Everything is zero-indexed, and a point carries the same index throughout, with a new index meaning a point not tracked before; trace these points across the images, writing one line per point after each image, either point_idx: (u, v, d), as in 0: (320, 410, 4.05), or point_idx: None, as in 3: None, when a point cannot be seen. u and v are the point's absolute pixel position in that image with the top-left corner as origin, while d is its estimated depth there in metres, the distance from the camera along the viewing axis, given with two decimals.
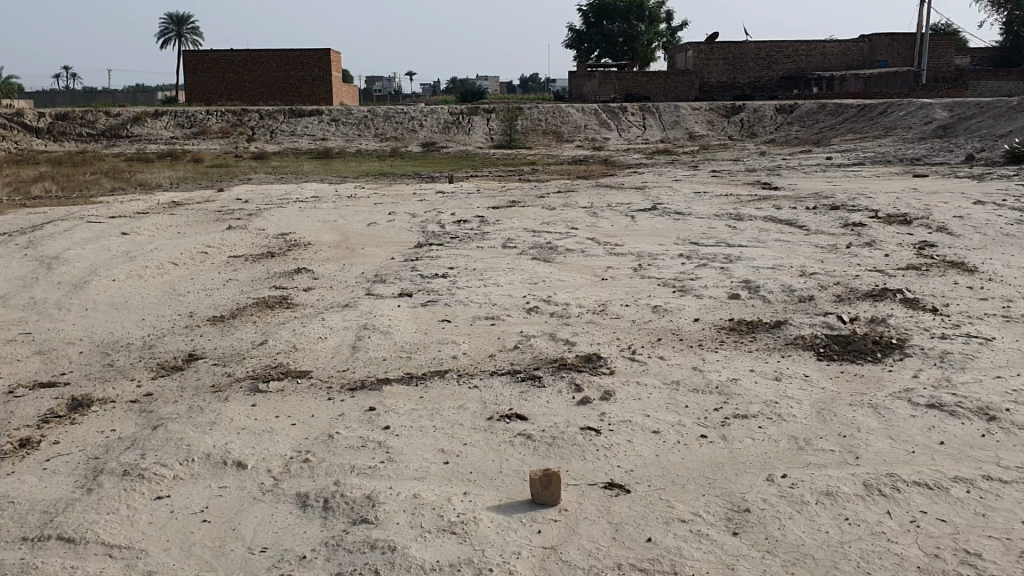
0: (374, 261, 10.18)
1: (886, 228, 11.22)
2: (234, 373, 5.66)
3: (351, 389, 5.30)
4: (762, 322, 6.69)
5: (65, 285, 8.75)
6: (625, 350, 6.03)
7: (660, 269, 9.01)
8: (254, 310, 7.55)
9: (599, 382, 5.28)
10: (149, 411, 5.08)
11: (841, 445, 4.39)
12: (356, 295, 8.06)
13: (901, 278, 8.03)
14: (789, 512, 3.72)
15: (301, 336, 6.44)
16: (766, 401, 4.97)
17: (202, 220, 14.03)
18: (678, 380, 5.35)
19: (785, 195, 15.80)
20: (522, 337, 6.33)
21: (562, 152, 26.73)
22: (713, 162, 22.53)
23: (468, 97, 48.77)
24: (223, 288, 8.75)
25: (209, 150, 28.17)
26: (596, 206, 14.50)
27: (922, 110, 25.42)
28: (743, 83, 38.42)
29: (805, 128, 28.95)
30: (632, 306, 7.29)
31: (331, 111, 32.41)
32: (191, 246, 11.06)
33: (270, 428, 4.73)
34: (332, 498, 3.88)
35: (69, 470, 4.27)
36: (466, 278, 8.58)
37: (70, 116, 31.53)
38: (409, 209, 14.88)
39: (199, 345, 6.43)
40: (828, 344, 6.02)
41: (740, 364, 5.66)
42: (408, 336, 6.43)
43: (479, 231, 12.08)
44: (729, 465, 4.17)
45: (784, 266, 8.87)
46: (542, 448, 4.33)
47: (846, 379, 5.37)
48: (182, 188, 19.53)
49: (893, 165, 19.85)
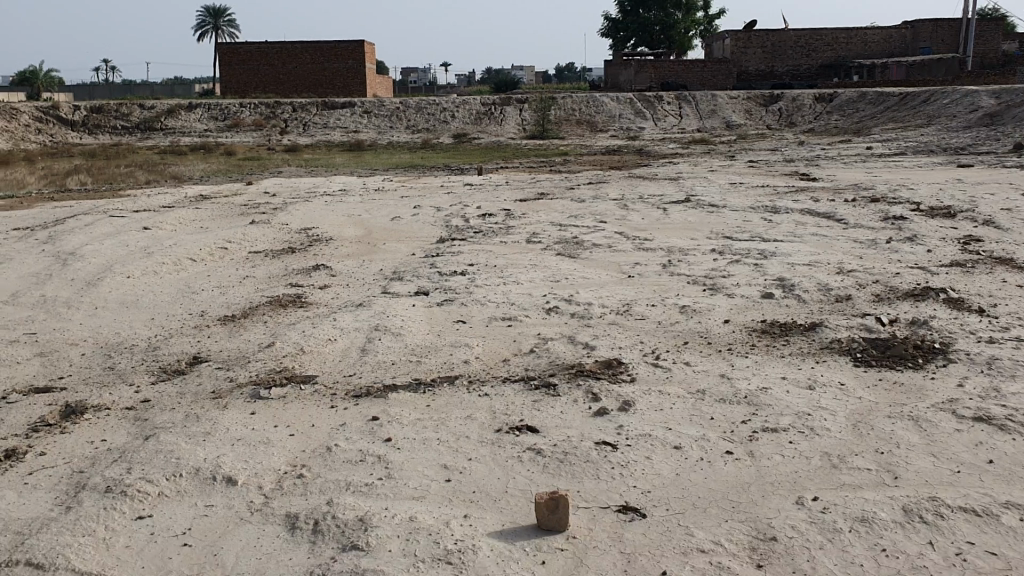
0: (394, 257, 9.95)
1: (930, 221, 10.77)
2: (236, 378, 5.41)
3: (355, 396, 5.02)
4: (796, 323, 6.33)
5: (80, 282, 8.60)
6: (648, 354, 5.70)
7: (690, 266, 8.66)
8: (266, 308, 7.32)
9: (619, 391, 4.96)
10: (143, 419, 4.84)
11: (879, 463, 4.02)
12: (372, 294, 7.79)
13: (945, 276, 7.61)
14: (820, 540, 3.37)
15: (310, 337, 6.18)
16: (798, 413, 4.62)
17: (227, 213, 13.89)
18: (704, 389, 5.01)
19: (823, 187, 15.34)
20: (540, 340, 6.02)
21: (596, 142, 26.34)
22: (748, 153, 22.02)
23: (502, 87, 48.46)
24: (238, 285, 8.54)
25: (241, 142, 28.13)
26: (626, 198, 14.17)
27: (967, 98, 24.67)
28: (781, 71, 37.68)
29: (845, 118, 28.30)
30: (658, 306, 6.96)
31: (363, 102, 32.28)
32: (212, 241, 10.88)
33: (266, 438, 4.46)
34: (323, 520, 3.59)
35: (51, 485, 4.05)
36: (487, 275, 8.31)
37: (105, 109, 31.68)
38: (436, 203, 14.62)
39: (205, 347, 6.20)
40: (865, 348, 5.66)
41: (771, 371, 5.31)
42: (421, 339, 6.14)
43: (504, 225, 11.79)
44: (755, 486, 3.83)
45: (820, 262, 8.50)
46: (552, 465, 4.03)
47: (885, 388, 5.00)
48: (210, 181, 19.43)
49: (936, 155, 19.25)
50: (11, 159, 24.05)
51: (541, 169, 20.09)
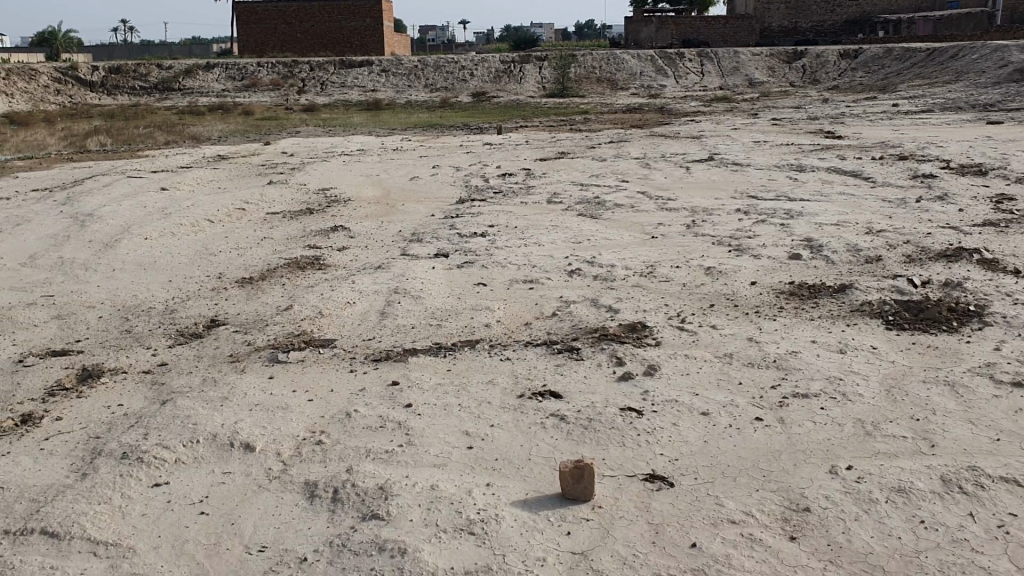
0: (414, 218, 9.83)
1: (960, 180, 10.54)
2: (254, 342, 5.32)
3: (375, 360, 4.93)
4: (825, 285, 6.16)
5: (97, 244, 8.51)
6: (673, 317, 5.57)
7: (716, 225, 8.49)
8: (284, 271, 7.22)
9: (644, 355, 4.84)
10: (160, 383, 4.77)
11: (914, 431, 3.90)
12: (391, 256, 7.67)
13: (978, 235, 7.41)
14: (855, 512, 3.26)
15: (328, 300, 6.09)
16: (829, 378, 4.49)
17: (245, 173, 13.79)
18: (731, 353, 4.88)
19: (849, 145, 15.06)
20: (562, 303, 5.90)
21: (616, 101, 25.99)
22: (772, 111, 21.65)
23: (521, 45, 47.92)
24: (256, 246, 8.45)
25: (259, 102, 27.94)
26: (649, 157, 13.97)
27: (997, 53, 24.14)
28: (805, 28, 37.08)
29: (870, 74, 27.80)
30: (682, 268, 6.80)
31: (381, 61, 31.97)
32: (229, 202, 10.78)
33: (284, 403, 4.38)
34: (342, 488, 3.51)
35: (67, 452, 3.99)
36: (507, 236, 8.18)
37: (123, 69, 31.56)
38: (455, 162, 14.46)
39: (222, 310, 6.11)
40: (898, 311, 5.50)
41: (800, 335, 5.17)
42: (441, 303, 6.03)
43: (525, 185, 11.65)
44: (786, 455, 3.72)
45: (848, 221, 8.31)
46: (576, 432, 3.92)
47: (919, 352, 4.85)
48: (229, 141, 19.32)
49: (965, 111, 18.85)
50: (31, 120, 24.00)
51: (561, 128, 19.84)
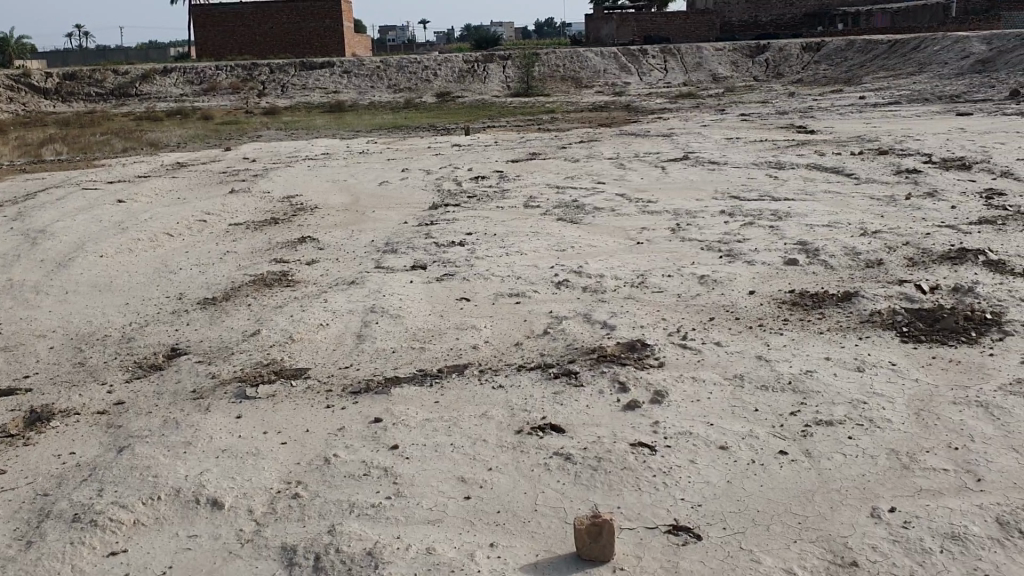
0: (385, 226, 9.39)
1: (944, 174, 10.28)
2: (220, 374, 4.86)
3: (354, 392, 4.50)
4: (828, 293, 5.81)
5: (48, 264, 7.97)
6: (674, 333, 5.18)
7: (702, 229, 8.14)
8: (250, 289, 6.75)
9: (648, 378, 4.45)
10: (116, 427, 4.30)
11: (955, 462, 3.55)
12: (364, 269, 7.22)
13: (977, 235, 7.11)
14: (909, 565, 2.90)
15: (299, 323, 5.64)
16: (852, 401, 4.14)
17: (205, 183, 13.23)
18: (742, 374, 4.50)
19: (823, 139, 14.80)
20: (553, 320, 5.50)
21: (583, 99, 25.66)
22: (739, 106, 21.41)
23: (483, 44, 47.52)
24: (219, 262, 7.95)
25: (219, 106, 27.25)
26: (622, 156, 13.63)
27: (960, 43, 24.11)
28: (765, 21, 37.05)
29: (834, 66, 27.70)
30: (675, 277, 6.42)
31: (343, 62, 31.35)
32: (189, 214, 10.26)
33: (254, 448, 3.93)
34: (325, 555, 3.08)
35: (9, 514, 3.52)
36: (486, 245, 7.77)
37: (78, 75, 30.69)
38: (424, 165, 14.00)
39: (184, 336, 5.63)
40: (911, 321, 5.16)
41: (812, 351, 4.80)
42: (422, 322, 5.60)
43: (498, 188, 11.25)
44: (819, 495, 3.36)
45: (840, 222, 7.99)
46: (585, 474, 3.53)
47: (943, 368, 4.51)
48: (188, 147, 18.71)
49: (932, 103, 18.72)
50: None
51: (530, 127, 19.45)
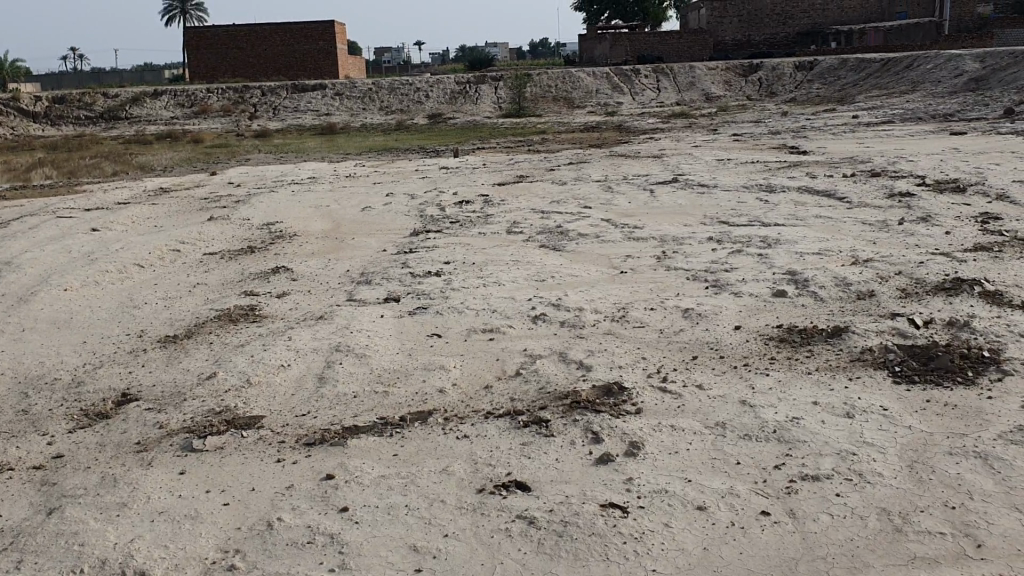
0: (363, 254, 9.11)
1: (938, 197, 10.04)
2: (167, 425, 4.56)
3: (308, 444, 4.20)
4: (817, 329, 5.53)
5: (10, 299, 7.68)
6: (653, 374, 4.89)
7: (688, 257, 7.86)
8: (214, 325, 6.46)
9: (622, 427, 4.15)
10: (49, 484, 3.99)
11: (952, 524, 3.25)
12: (335, 302, 6.93)
13: (973, 263, 6.85)
14: None
15: (259, 364, 5.34)
16: (841, 452, 3.84)
17: (185, 209, 12.94)
18: (723, 421, 4.21)
19: (816, 160, 14.58)
20: (526, 360, 5.20)
21: (575, 119, 25.45)
22: (731, 126, 21.22)
23: (476, 65, 47.36)
24: (187, 295, 7.67)
25: (209, 129, 27.02)
26: (610, 179, 13.39)
27: (952, 62, 24.01)
28: (758, 41, 37.00)
29: (827, 85, 27.57)
30: (658, 310, 6.13)
31: (334, 84, 31.15)
32: (163, 242, 9.97)
33: (194, 510, 3.63)
34: None
35: None
36: (463, 275, 7.49)
37: (67, 99, 30.40)
38: (409, 190, 13.74)
39: (136, 379, 5.33)
40: (904, 360, 4.88)
41: (799, 395, 4.50)
42: (388, 363, 5.30)
43: (482, 213, 10.99)
44: (804, 565, 3.06)
45: (831, 249, 7.72)
46: (548, 542, 3.23)
47: (937, 414, 4.22)
48: (175, 171, 18.44)
49: (926, 122, 18.55)
50: None
51: (520, 149, 19.22)
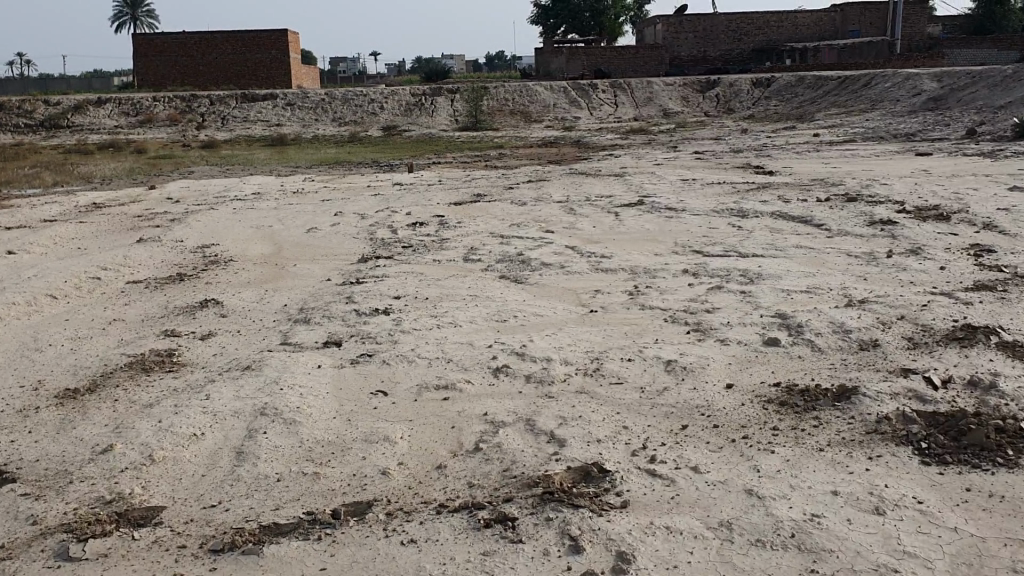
0: (305, 285, 8.26)
1: (923, 226, 9.42)
2: (41, 519, 3.68)
3: (218, 551, 3.38)
4: (821, 387, 4.79)
5: None
6: (638, 449, 4.11)
7: (663, 294, 7.12)
8: (124, 376, 5.55)
9: (606, 527, 3.38)
10: None
11: None
12: (267, 347, 6.07)
13: (980, 305, 6.19)
14: None
15: (167, 432, 4.47)
16: (879, 569, 3.10)
17: (115, 229, 11.91)
18: (730, 520, 3.44)
19: (785, 182, 13.95)
20: (487, 429, 4.39)
21: (532, 134, 24.74)
22: (691, 142, 20.67)
23: (432, 77, 46.49)
24: (100, 334, 6.74)
25: (153, 140, 25.83)
26: (572, 199, 12.65)
27: (911, 80, 23.72)
28: (714, 56, 36.29)
29: (785, 102, 27.19)
30: (637, 361, 5.36)
31: (285, 93, 30.08)
32: (82, 269, 8.98)
33: None
34: None
35: None
36: (414, 313, 6.67)
37: (6, 106, 28.93)
38: (359, 208, 12.88)
39: (17, 451, 4.43)
40: (929, 433, 4.16)
41: (815, 481, 3.75)
42: (321, 432, 4.45)
43: (437, 237, 10.16)
44: None
45: (820, 286, 7.03)
46: None
47: (983, 509, 3.50)
48: (112, 183, 17.30)
49: (889, 141, 18.12)
50: None
51: (476, 164, 18.43)
